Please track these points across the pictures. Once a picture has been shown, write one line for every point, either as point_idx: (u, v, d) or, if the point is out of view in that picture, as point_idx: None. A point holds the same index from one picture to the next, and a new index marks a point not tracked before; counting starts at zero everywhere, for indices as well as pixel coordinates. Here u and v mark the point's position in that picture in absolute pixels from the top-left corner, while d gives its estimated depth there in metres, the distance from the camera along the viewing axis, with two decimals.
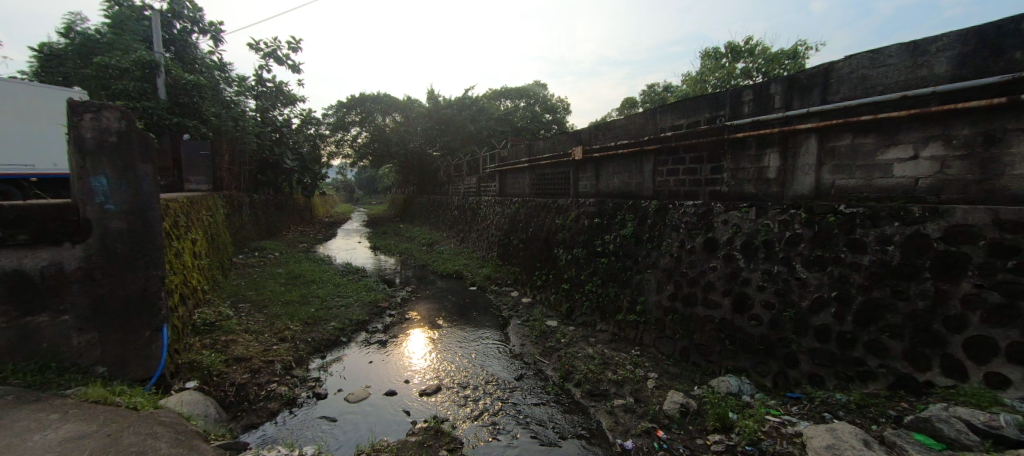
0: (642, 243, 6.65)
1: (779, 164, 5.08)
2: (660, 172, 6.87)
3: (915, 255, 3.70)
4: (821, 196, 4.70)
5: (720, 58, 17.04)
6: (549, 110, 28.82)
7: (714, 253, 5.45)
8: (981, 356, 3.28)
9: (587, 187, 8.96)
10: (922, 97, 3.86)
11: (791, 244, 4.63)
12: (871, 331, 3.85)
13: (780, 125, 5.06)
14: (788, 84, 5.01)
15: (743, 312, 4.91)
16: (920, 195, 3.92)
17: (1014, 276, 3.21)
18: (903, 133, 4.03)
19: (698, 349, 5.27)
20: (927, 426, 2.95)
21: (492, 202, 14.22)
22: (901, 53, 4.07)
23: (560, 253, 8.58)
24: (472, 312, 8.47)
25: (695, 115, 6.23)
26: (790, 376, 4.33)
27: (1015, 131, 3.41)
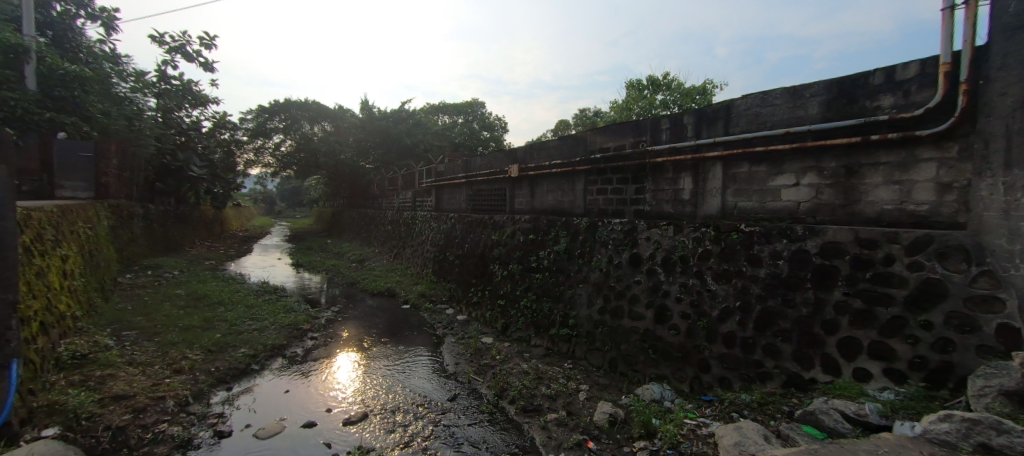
0: (573, 258, 6.93)
1: (691, 186, 5.65)
2: (590, 192, 7.26)
3: (799, 268, 4.29)
4: (726, 216, 5.29)
5: (643, 90, 18.63)
6: (486, 128, 29.21)
7: (638, 267, 5.85)
8: (850, 354, 3.85)
9: (523, 204, 9.16)
10: (800, 134, 4.55)
11: (702, 259, 5.13)
12: (768, 336, 4.35)
13: (691, 152, 5.65)
14: (697, 116, 5.62)
15: (663, 322, 5.30)
16: (802, 217, 4.58)
17: (871, 285, 3.85)
18: (787, 163, 4.71)
19: (624, 359, 5.56)
20: (812, 418, 3.36)
21: (427, 217, 13.94)
22: (784, 95, 4.77)
23: (496, 269, 8.61)
24: (404, 331, 8.12)
25: (621, 139, 6.71)
26: (704, 380, 4.72)
27: (867, 164, 4.14)
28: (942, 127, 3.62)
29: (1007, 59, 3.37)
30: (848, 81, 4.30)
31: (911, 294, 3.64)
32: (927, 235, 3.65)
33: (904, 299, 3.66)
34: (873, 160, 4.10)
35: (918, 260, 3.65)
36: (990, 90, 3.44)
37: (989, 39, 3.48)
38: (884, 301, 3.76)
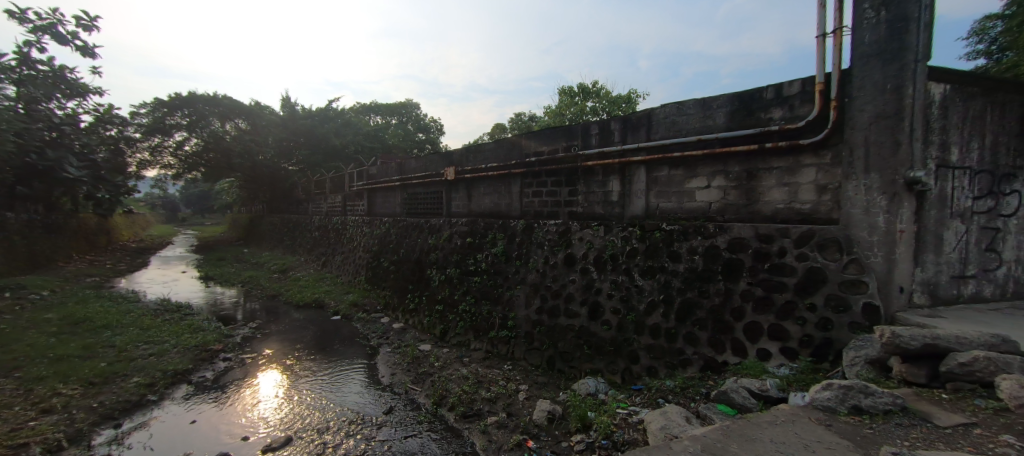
0: (510, 260, 7.02)
1: (619, 189, 6.02)
2: (526, 194, 7.41)
3: (712, 262, 4.77)
4: (650, 216, 5.71)
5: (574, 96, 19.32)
6: (421, 129, 28.55)
7: (573, 267, 6.08)
8: (754, 336, 4.34)
9: (460, 207, 9.07)
10: (710, 141, 5.07)
11: (630, 256, 5.47)
12: (687, 325, 4.77)
13: (618, 156, 6.02)
14: (623, 123, 6.00)
15: (596, 318, 5.57)
16: (713, 215, 5.09)
17: (769, 274, 4.38)
18: (700, 168, 5.21)
19: (561, 357, 5.73)
20: (725, 397, 3.70)
21: (358, 222, 13.25)
22: (696, 106, 5.28)
23: (433, 274, 8.42)
24: (335, 344, 7.61)
25: (554, 143, 6.94)
26: (633, 370, 5.02)
27: (763, 169, 4.72)
28: (819, 137, 4.24)
29: (864, 81, 4.04)
30: (747, 96, 4.87)
31: (800, 281, 4.20)
32: (810, 230, 4.25)
33: (795, 286, 4.22)
34: (768, 165, 4.69)
35: (804, 251, 4.23)
36: (852, 107, 4.10)
37: (851, 65, 4.15)
38: (780, 288, 4.30)
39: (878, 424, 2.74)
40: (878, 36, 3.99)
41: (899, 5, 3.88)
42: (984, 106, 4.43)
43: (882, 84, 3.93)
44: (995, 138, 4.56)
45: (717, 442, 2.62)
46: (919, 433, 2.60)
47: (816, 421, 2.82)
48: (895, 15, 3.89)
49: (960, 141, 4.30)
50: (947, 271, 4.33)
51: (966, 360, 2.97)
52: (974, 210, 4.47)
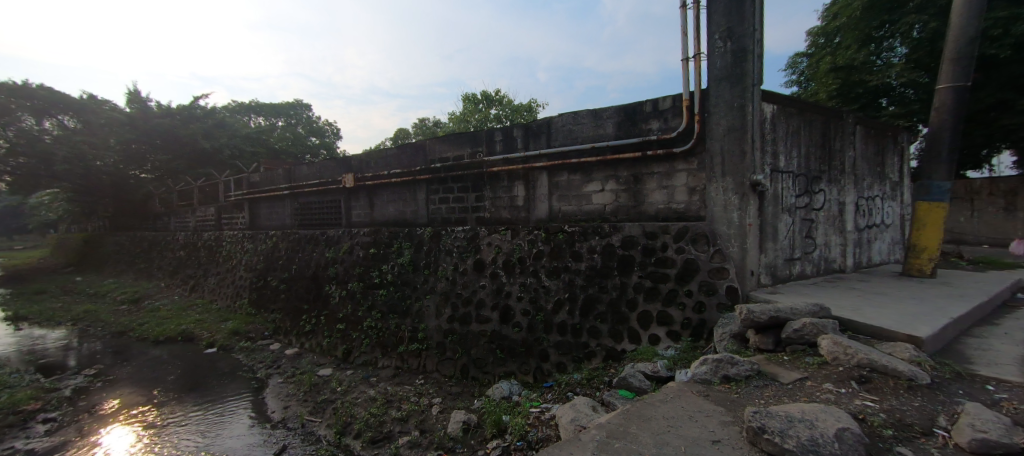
0: (417, 270, 6.77)
1: (524, 194, 6.27)
2: (433, 201, 7.26)
3: (609, 259, 5.20)
4: (553, 219, 6.06)
5: (477, 104, 19.45)
6: (315, 133, 26.27)
7: (482, 272, 6.11)
8: (646, 324, 4.81)
9: (361, 217, 8.50)
10: (602, 148, 5.55)
11: (537, 259, 5.69)
12: (590, 320, 5.12)
13: (522, 162, 6.25)
14: (525, 130, 6.24)
15: (507, 321, 5.68)
16: (608, 216, 5.60)
17: (656, 266, 4.91)
18: (595, 173, 5.67)
19: (474, 364, 5.70)
20: (625, 383, 4.02)
21: (237, 237, 11.58)
22: (589, 116, 5.72)
23: (333, 290, 7.75)
24: (210, 381, 6.51)
25: (458, 149, 6.91)
26: (544, 368, 5.23)
27: (646, 174, 5.31)
28: (688, 146, 4.92)
29: (718, 100, 4.81)
30: (630, 108, 5.43)
31: (679, 271, 4.79)
32: (685, 226, 4.88)
33: (676, 275, 4.79)
34: (650, 170, 5.28)
35: (682, 245, 4.85)
36: (711, 121, 4.83)
37: (708, 85, 4.90)
38: (664, 278, 4.84)
39: (743, 388, 3.23)
40: (726, 63, 4.78)
41: (740, 38, 4.69)
42: (799, 123, 5.59)
43: (731, 102, 4.71)
44: (808, 148, 5.78)
45: (620, 426, 2.74)
46: (771, 391, 3.13)
47: (698, 394, 3.19)
48: (737, 46, 4.70)
49: (785, 150, 5.36)
50: (783, 255, 5.35)
51: (798, 327, 3.69)
52: (798, 205, 5.61)
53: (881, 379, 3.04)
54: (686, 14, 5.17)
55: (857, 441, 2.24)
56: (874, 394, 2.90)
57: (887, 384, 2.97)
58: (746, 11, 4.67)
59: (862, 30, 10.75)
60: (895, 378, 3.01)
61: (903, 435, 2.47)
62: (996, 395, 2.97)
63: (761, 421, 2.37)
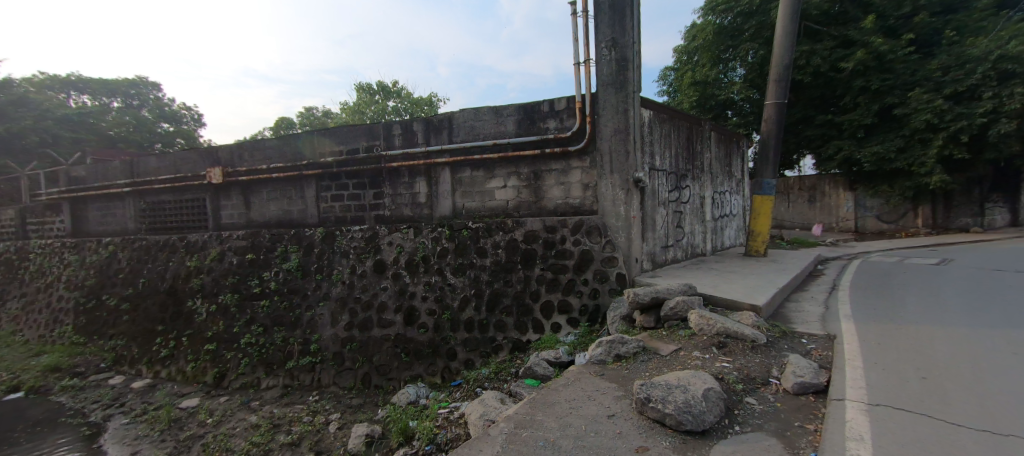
0: (308, 276, 6.11)
1: (426, 190, 6.09)
2: (324, 199, 6.62)
3: (513, 253, 5.32)
4: (456, 216, 5.99)
5: (373, 95, 18.32)
6: (167, 119, 21.87)
7: (383, 273, 5.75)
8: (548, 313, 5.08)
9: (233, 218, 7.36)
10: (503, 145, 5.65)
11: (441, 257, 5.56)
12: (496, 314, 5.20)
13: (423, 158, 6.06)
14: (425, 125, 6.04)
15: (412, 323, 5.48)
16: (511, 212, 5.72)
17: (556, 258, 5.19)
18: (497, 170, 5.75)
19: (377, 371, 5.42)
20: (530, 372, 4.14)
21: (54, 247, 9.15)
22: (490, 113, 5.75)
23: (198, 306, 6.63)
24: (17, 434, 5.07)
25: (352, 143, 6.41)
26: (452, 367, 5.20)
27: (545, 171, 5.55)
28: (581, 145, 5.27)
29: (605, 104, 5.24)
30: (529, 107, 5.61)
31: (576, 262, 5.14)
32: (580, 219, 5.24)
33: (573, 266, 5.13)
34: (549, 167, 5.53)
35: (579, 237, 5.20)
36: (600, 122, 5.25)
37: (597, 89, 5.30)
38: (563, 269, 5.14)
39: (632, 364, 3.57)
40: (611, 69, 5.21)
41: (622, 49, 5.17)
42: (670, 127, 6.38)
43: (617, 106, 5.17)
44: (677, 150, 6.62)
45: (527, 415, 2.79)
46: (655, 363, 3.52)
47: (595, 374, 3.43)
48: (620, 56, 5.17)
49: (660, 151, 6.07)
50: (660, 243, 6.06)
51: (673, 305, 4.21)
52: (670, 199, 6.40)
53: (733, 342, 3.64)
54: (577, 22, 5.51)
55: (719, 397, 2.64)
56: (730, 355, 3.45)
57: (738, 346, 3.57)
58: (627, 24, 5.16)
59: (715, 51, 12.67)
60: (744, 341, 3.63)
61: (750, 387, 2.99)
62: (808, 346, 3.77)
63: (647, 392, 2.63)
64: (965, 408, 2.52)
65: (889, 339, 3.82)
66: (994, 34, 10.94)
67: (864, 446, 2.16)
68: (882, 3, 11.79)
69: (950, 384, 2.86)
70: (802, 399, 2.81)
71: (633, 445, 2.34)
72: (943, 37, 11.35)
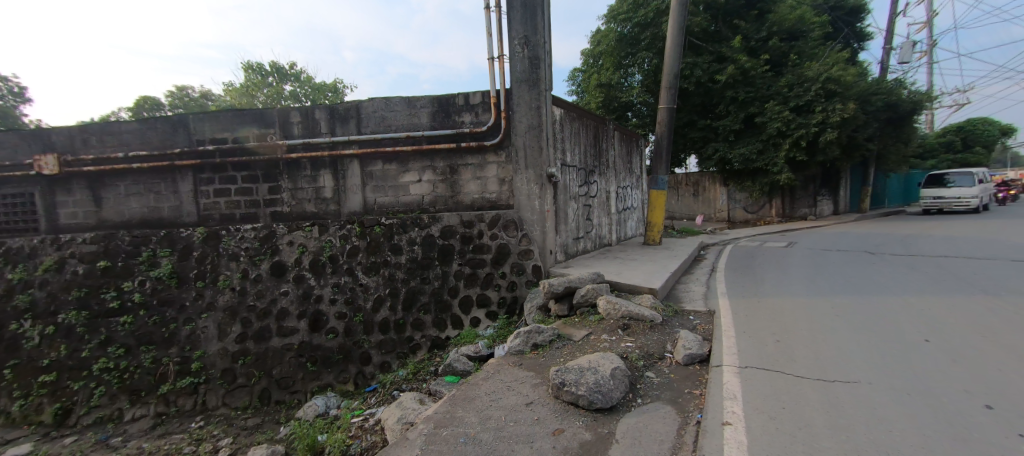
0: (185, 284, 5.18)
1: (332, 184, 5.65)
2: (204, 194, 5.73)
3: (429, 249, 5.19)
4: (367, 212, 5.65)
5: (266, 75, 16.46)
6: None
7: (283, 277, 5.15)
8: (467, 308, 5.16)
9: (76, 217, 6.02)
10: (417, 137, 5.45)
11: (351, 255, 5.17)
12: (413, 313, 5.09)
13: (328, 149, 5.60)
14: (329, 113, 5.58)
15: (319, 329, 5.06)
16: (426, 207, 5.57)
17: (474, 253, 5.24)
18: (411, 163, 5.54)
19: (278, 384, 4.97)
20: (450, 369, 4.06)
21: None
22: (402, 103, 5.51)
23: (25, 329, 5.29)
24: None
25: (239, 130, 5.64)
26: (366, 372, 5.02)
27: (461, 165, 5.50)
28: (497, 140, 5.35)
29: (519, 100, 5.37)
30: (443, 100, 5.48)
31: (493, 256, 5.26)
32: (497, 214, 5.33)
33: (491, 260, 5.25)
34: (465, 162, 5.49)
35: (496, 232, 5.30)
36: (515, 118, 5.36)
37: (511, 85, 5.38)
38: (481, 264, 5.23)
39: (548, 351, 3.69)
40: (524, 67, 5.33)
41: (535, 47, 5.32)
42: (579, 125, 6.72)
43: (530, 103, 5.35)
44: (586, 147, 7.00)
45: (447, 413, 2.71)
46: (568, 349, 3.69)
47: (514, 365, 3.48)
48: (533, 54, 5.32)
49: (570, 148, 6.37)
50: (571, 235, 6.39)
51: (583, 293, 4.45)
52: (580, 194, 6.76)
53: (636, 323, 3.97)
54: (490, 16, 5.50)
55: (624, 375, 2.85)
56: (632, 335, 3.76)
57: (640, 327, 3.90)
58: (538, 24, 5.31)
59: (616, 56, 13.57)
60: (644, 321, 3.99)
61: (649, 362, 3.28)
62: (695, 321, 4.27)
63: (562, 376, 2.73)
64: (804, 363, 3.05)
65: (753, 310, 4.48)
66: (823, 60, 13.37)
67: (735, 403, 2.50)
68: (746, 26, 13.66)
69: (795, 344, 3.44)
70: (690, 368, 3.17)
71: (550, 428, 2.42)
72: (789, 59, 13.53)
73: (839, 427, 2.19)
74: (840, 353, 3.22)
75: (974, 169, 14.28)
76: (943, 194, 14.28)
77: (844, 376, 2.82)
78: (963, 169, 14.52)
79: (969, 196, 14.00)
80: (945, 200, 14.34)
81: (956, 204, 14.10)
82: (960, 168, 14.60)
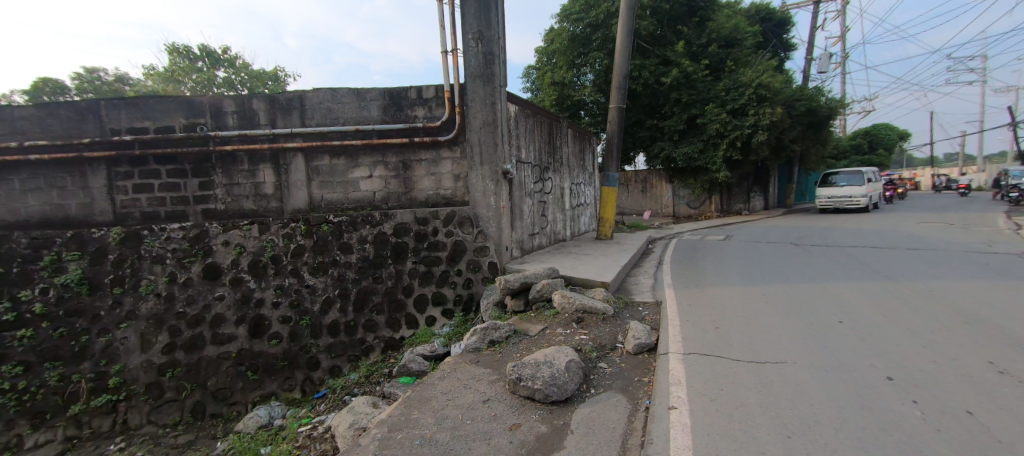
0: (99, 292, 4.53)
1: (274, 179, 5.31)
2: (120, 189, 5.08)
3: (382, 248, 5.04)
4: (313, 209, 5.37)
5: (194, 60, 15.16)
6: None
7: (218, 280, 4.73)
8: (422, 306, 5.11)
9: None
10: (367, 131, 5.24)
11: (296, 255, 4.88)
12: (365, 314, 4.94)
13: (268, 142, 5.24)
14: (269, 103, 5.23)
15: (260, 335, 4.75)
16: (378, 203, 5.38)
17: (429, 250, 5.17)
18: (361, 158, 5.32)
19: (215, 396, 4.63)
20: (406, 369, 3.95)
21: None
22: (350, 95, 5.27)
23: None
24: None
25: (163, 119, 5.11)
26: (315, 378, 4.81)
27: (414, 161, 5.37)
28: (452, 135, 5.28)
29: (473, 95, 5.33)
30: (395, 93, 5.30)
31: (449, 253, 5.24)
32: (452, 211, 5.29)
33: (447, 257, 5.22)
34: (418, 158, 5.36)
35: (451, 228, 5.27)
36: (469, 114, 5.33)
37: (466, 80, 5.33)
38: (436, 261, 5.18)
39: (504, 347, 3.69)
40: (478, 62, 5.31)
41: (489, 42, 5.31)
42: (534, 122, 6.77)
43: (485, 99, 5.35)
44: (540, 144, 7.07)
45: (402, 416, 2.63)
46: (524, 344, 3.71)
47: (471, 362, 3.44)
48: (487, 50, 5.31)
49: (525, 144, 6.40)
50: (527, 231, 6.44)
51: (539, 288, 4.50)
52: (535, 190, 6.82)
53: (589, 316, 4.07)
54: (442, 8, 5.39)
55: (579, 367, 2.90)
56: (586, 328, 3.85)
57: (593, 320, 4.01)
58: (492, 19, 5.30)
59: (570, 55, 13.81)
60: (597, 314, 4.10)
61: (602, 353, 3.37)
62: (644, 312, 4.45)
63: (519, 371, 2.73)
64: (740, 347, 3.28)
65: (695, 300, 4.74)
66: (755, 67, 14.39)
67: (681, 388, 2.63)
68: (689, 32, 14.41)
69: (732, 329, 3.69)
70: (640, 357, 3.30)
71: (507, 424, 2.42)
72: (726, 65, 14.42)
73: (769, 404, 2.37)
74: (770, 337, 3.48)
75: (861, 168, 15.06)
76: (836, 193, 14.91)
77: (774, 357, 3.06)
78: (852, 169, 15.26)
79: (858, 195, 14.66)
80: (838, 199, 14.97)
81: (848, 203, 14.72)
82: (850, 168, 15.37)
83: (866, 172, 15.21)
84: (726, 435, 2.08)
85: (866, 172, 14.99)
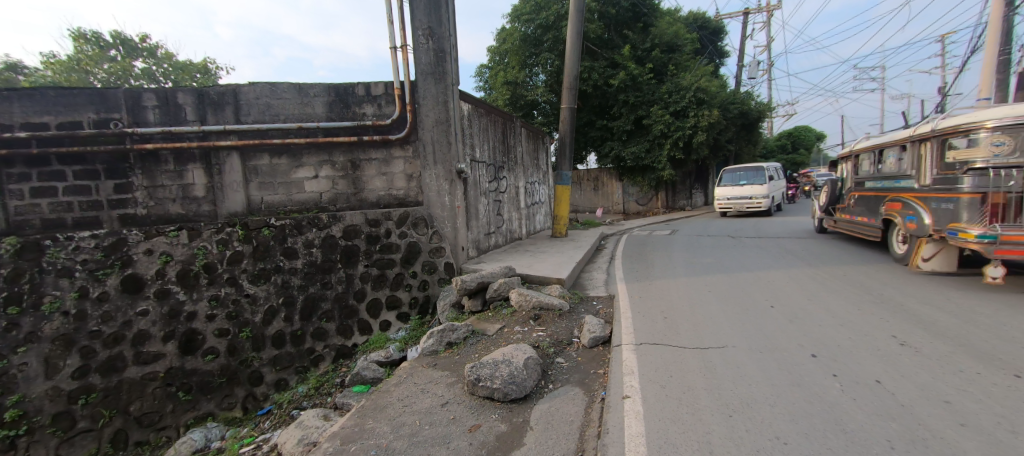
0: None
1: (205, 180, 4.90)
2: (13, 193, 4.43)
3: (330, 252, 4.82)
4: (253, 212, 5.04)
5: (106, 48, 13.72)
6: None
7: (141, 293, 4.28)
8: (375, 311, 4.97)
9: None
10: (311, 130, 4.97)
11: (233, 263, 4.54)
12: (314, 322, 4.71)
13: (197, 139, 4.82)
14: (198, 98, 4.81)
15: (194, 351, 4.36)
16: (325, 205, 5.13)
17: (381, 253, 5.03)
18: (305, 157, 5.05)
19: (140, 422, 4.19)
20: (358, 378, 3.79)
21: None
22: (291, 90, 4.98)
23: None
24: None
25: (69, 113, 4.54)
26: (258, 393, 4.52)
27: (363, 161, 5.17)
28: (403, 133, 5.13)
29: (425, 94, 5.23)
30: (341, 89, 5.06)
31: (402, 255, 5.14)
32: (405, 212, 5.18)
33: (401, 260, 5.12)
34: (367, 157, 5.17)
35: (404, 230, 5.16)
36: (421, 112, 5.22)
37: (416, 77, 5.21)
38: (390, 264, 5.06)
39: (461, 349, 3.63)
40: (429, 60, 5.21)
41: (439, 39, 5.23)
42: (487, 121, 6.74)
43: (437, 97, 5.28)
44: (494, 143, 7.05)
45: (354, 427, 2.50)
46: (482, 344, 3.67)
47: (427, 366, 3.36)
48: (437, 47, 5.23)
49: (479, 143, 6.36)
50: (482, 231, 6.39)
51: (496, 287, 4.49)
52: (490, 189, 6.79)
53: (546, 313, 4.12)
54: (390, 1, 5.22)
55: (537, 364, 2.92)
56: (543, 325, 3.89)
57: (549, 316, 4.06)
58: (442, 16, 5.22)
59: (521, 55, 13.92)
60: (553, 310, 4.16)
61: (558, 348, 3.42)
62: (597, 306, 4.58)
63: (476, 372, 2.70)
64: (686, 335, 3.45)
65: (645, 292, 4.93)
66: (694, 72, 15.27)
67: (633, 377, 2.72)
68: (634, 37, 15.01)
69: (679, 318, 3.88)
70: (595, 350, 3.38)
71: (467, 426, 2.38)
72: (668, 69, 15.17)
73: (713, 386, 2.51)
74: (712, 324, 3.70)
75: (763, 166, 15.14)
76: (740, 192, 14.75)
77: (717, 342, 3.25)
78: (754, 167, 15.33)
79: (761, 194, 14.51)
80: (742, 198, 14.80)
81: (752, 201, 14.55)
82: (753, 167, 15.38)
83: (768, 171, 15.22)
84: (675, 419, 2.17)
85: (766, 170, 15.06)
